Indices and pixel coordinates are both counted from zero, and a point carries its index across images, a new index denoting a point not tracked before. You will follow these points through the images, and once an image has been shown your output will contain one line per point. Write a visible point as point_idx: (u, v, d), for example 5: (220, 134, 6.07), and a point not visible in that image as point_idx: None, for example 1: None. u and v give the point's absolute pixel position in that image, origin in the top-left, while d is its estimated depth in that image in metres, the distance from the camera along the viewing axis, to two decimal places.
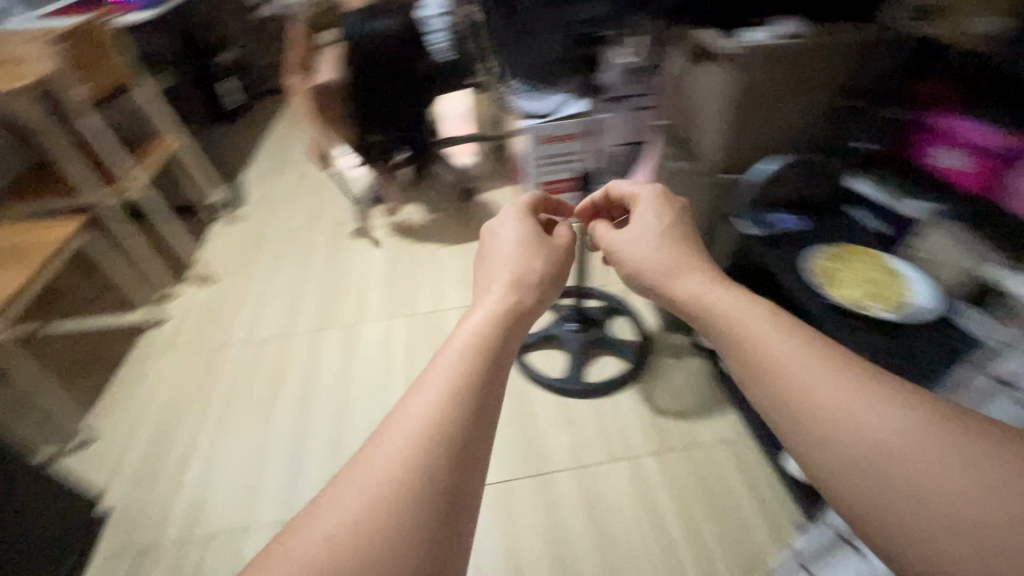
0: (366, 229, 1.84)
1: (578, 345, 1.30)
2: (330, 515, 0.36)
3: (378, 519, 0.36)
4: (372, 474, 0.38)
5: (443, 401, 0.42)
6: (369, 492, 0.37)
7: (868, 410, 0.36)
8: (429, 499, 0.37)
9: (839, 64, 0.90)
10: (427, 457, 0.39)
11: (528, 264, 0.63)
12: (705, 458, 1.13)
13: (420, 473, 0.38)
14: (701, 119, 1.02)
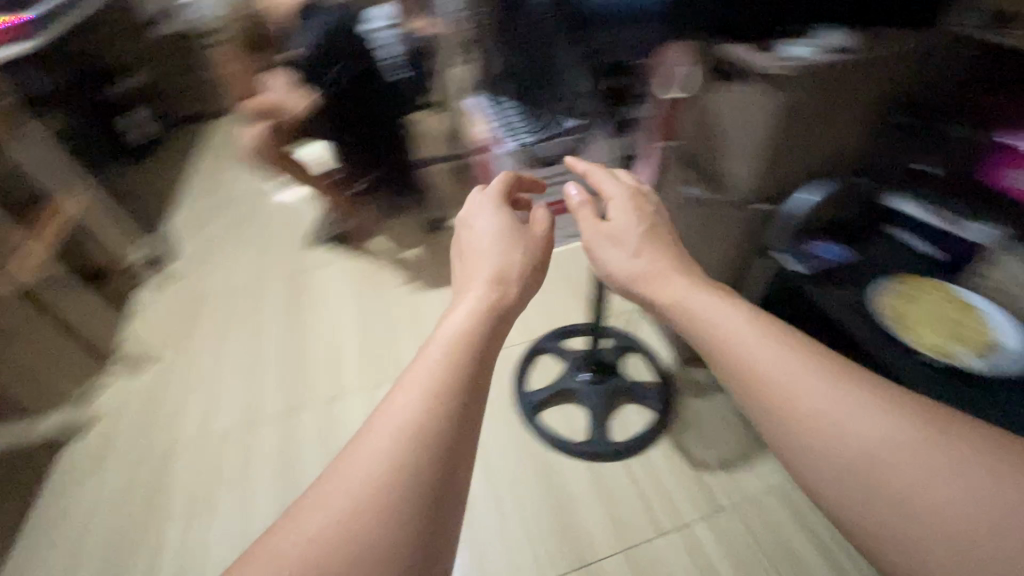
0: (326, 279, 1.61)
1: (598, 399, 1.16)
2: (305, 536, 0.38)
3: (377, 506, 0.38)
4: (338, 499, 0.39)
5: (408, 437, 0.41)
6: (348, 523, 0.38)
7: (857, 420, 0.39)
8: (385, 534, 0.38)
9: (890, 77, 0.80)
10: (401, 481, 0.40)
11: (506, 256, 0.61)
12: (758, 516, 1.02)
13: (385, 494, 0.39)
14: (731, 147, 0.89)
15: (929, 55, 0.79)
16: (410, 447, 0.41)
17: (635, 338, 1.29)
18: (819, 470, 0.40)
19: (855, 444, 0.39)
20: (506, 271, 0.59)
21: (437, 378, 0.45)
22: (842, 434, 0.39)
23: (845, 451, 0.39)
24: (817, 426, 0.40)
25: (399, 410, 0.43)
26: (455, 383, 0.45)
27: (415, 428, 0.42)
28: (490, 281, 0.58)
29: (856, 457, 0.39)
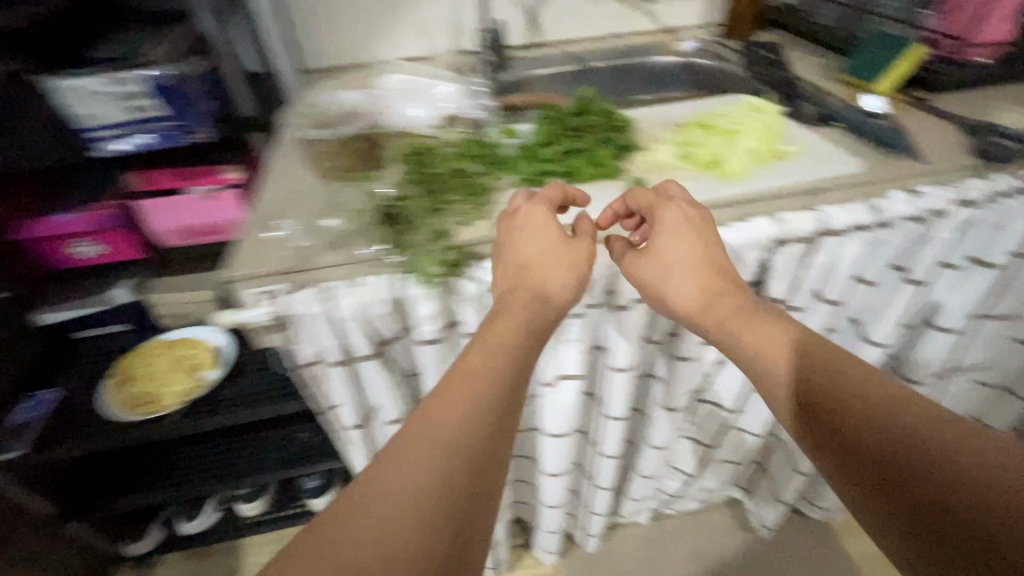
0: None
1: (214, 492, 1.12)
2: (379, 493, 0.42)
3: (404, 510, 0.41)
4: (444, 437, 0.46)
5: (487, 369, 0.51)
6: (421, 473, 0.44)
7: (871, 391, 0.47)
8: (457, 466, 0.45)
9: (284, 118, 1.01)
10: (458, 432, 0.46)
11: (560, 265, 0.58)
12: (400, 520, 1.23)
13: (472, 432, 0.47)
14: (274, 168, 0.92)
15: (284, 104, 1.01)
16: (482, 394, 0.49)
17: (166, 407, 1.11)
18: (745, 366, 0.55)
19: (772, 362, 0.52)
20: (556, 278, 0.57)
21: (508, 325, 0.54)
22: (745, 348, 0.54)
23: (751, 352, 0.54)
24: (749, 344, 0.54)
25: (488, 365, 0.51)
26: (474, 409, 0.48)
27: (476, 384, 0.50)
28: (542, 286, 0.58)
29: (764, 363, 0.53)
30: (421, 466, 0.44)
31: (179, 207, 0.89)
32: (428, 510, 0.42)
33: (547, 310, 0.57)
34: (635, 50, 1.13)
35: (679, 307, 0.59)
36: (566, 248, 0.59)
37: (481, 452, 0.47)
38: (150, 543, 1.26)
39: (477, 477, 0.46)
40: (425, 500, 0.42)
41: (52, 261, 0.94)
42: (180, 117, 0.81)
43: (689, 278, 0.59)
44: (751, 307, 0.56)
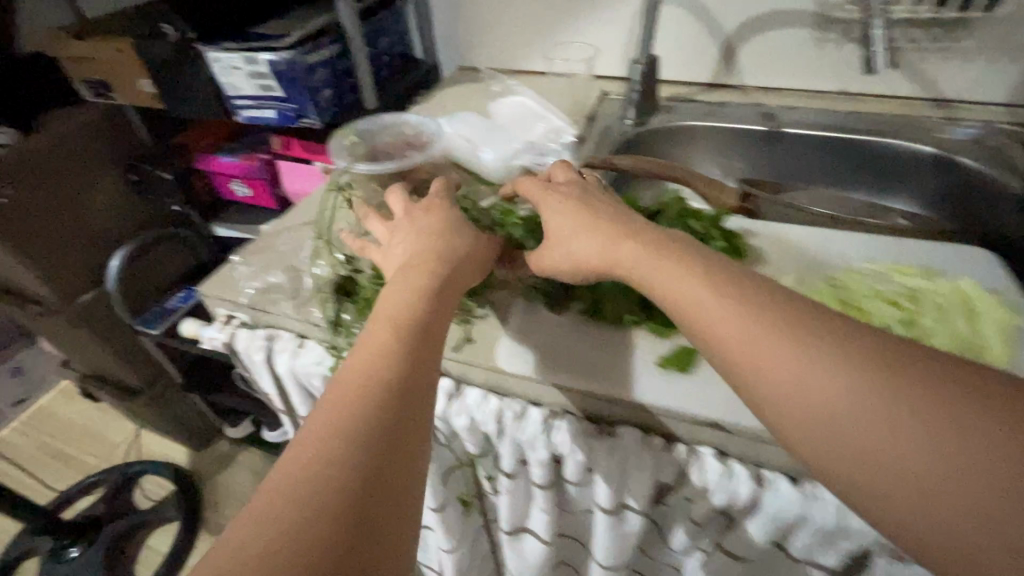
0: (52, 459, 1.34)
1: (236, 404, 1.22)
2: (242, 530, 0.27)
3: (323, 484, 0.29)
4: (332, 434, 0.31)
5: (396, 335, 0.37)
6: (298, 484, 0.28)
7: (840, 386, 0.28)
8: (354, 460, 0.30)
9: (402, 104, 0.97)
10: (350, 421, 0.31)
11: (454, 241, 0.45)
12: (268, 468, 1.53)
13: (373, 404, 0.32)
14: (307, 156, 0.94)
15: (408, 91, 0.99)
16: (397, 345, 0.36)
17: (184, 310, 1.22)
18: (882, 487, 0.26)
19: (912, 451, 0.26)
20: (452, 248, 0.44)
21: (402, 306, 0.39)
22: (859, 427, 0.27)
23: (871, 450, 0.27)
24: (794, 404, 0.29)
25: (381, 335, 0.37)
26: (382, 365, 0.35)
27: (378, 356, 0.35)
28: (427, 263, 0.43)
29: (917, 475, 0.25)
30: (298, 478, 0.29)
31: (307, 173, 1.02)
32: (320, 526, 0.27)
33: (449, 283, 0.42)
34: (864, 121, 0.78)
35: (761, 380, 0.30)
36: (452, 220, 0.47)
37: (390, 425, 0.32)
38: (241, 432, 1.46)
39: (390, 460, 0.31)
40: (320, 519, 0.27)
41: (217, 185, 1.16)
42: (298, 104, 0.83)
43: (693, 289, 0.35)
44: (796, 313, 0.31)
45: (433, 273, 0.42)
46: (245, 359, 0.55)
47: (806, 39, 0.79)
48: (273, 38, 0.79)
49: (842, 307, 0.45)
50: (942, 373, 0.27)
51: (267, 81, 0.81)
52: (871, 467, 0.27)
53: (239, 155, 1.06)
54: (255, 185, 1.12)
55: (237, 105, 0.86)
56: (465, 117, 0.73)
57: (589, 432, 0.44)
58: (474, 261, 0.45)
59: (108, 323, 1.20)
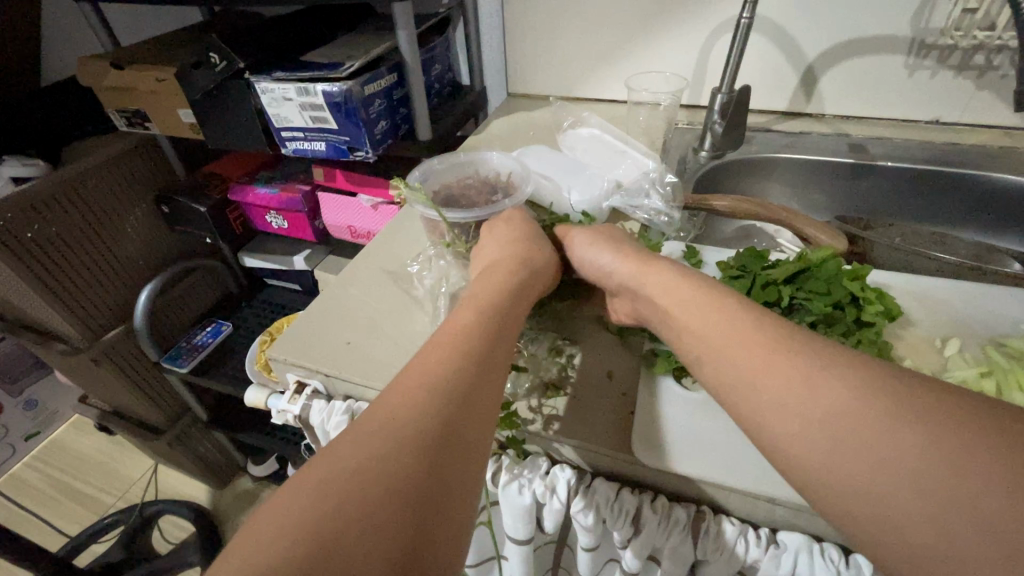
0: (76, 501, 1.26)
1: (266, 440, 1.16)
2: (300, 491, 0.26)
3: (389, 454, 0.28)
4: (403, 411, 0.30)
5: (475, 325, 0.36)
6: (365, 458, 0.28)
7: (837, 398, 0.28)
8: (421, 444, 0.29)
9: (453, 129, 0.92)
10: (424, 403, 0.31)
11: (533, 252, 0.45)
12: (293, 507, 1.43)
13: (450, 391, 0.31)
14: (366, 188, 0.93)
15: (460, 119, 0.94)
16: (476, 337, 0.35)
17: (211, 342, 1.15)
18: (889, 510, 0.25)
19: (914, 472, 0.25)
20: (536, 255, 0.44)
21: (482, 298, 0.39)
22: (867, 447, 0.26)
23: (876, 468, 0.26)
24: (802, 413, 0.29)
25: (461, 324, 0.36)
26: (458, 354, 0.34)
27: (458, 340, 0.35)
28: (505, 268, 0.43)
29: (916, 496, 0.25)
30: (367, 448, 0.28)
31: (352, 207, 0.97)
32: (381, 505, 0.26)
33: (522, 288, 0.41)
34: (963, 153, 0.72)
35: (767, 388, 0.30)
36: (528, 232, 0.47)
37: (464, 415, 0.31)
38: (267, 469, 1.39)
39: (453, 455, 0.30)
40: (384, 497, 0.26)
41: (253, 217, 1.12)
42: (352, 136, 0.77)
43: (718, 306, 0.35)
44: (808, 340, 0.31)
45: (512, 275, 0.41)
46: (318, 427, 0.49)
47: (898, 66, 0.74)
48: (329, 67, 0.73)
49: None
50: (951, 408, 0.26)
51: (319, 116, 0.76)
52: (877, 487, 0.26)
53: (276, 186, 1.01)
54: (287, 215, 1.06)
55: (283, 134, 0.82)
56: (539, 151, 0.68)
57: (746, 535, 0.38)
58: (548, 270, 0.44)
59: (134, 359, 1.13)
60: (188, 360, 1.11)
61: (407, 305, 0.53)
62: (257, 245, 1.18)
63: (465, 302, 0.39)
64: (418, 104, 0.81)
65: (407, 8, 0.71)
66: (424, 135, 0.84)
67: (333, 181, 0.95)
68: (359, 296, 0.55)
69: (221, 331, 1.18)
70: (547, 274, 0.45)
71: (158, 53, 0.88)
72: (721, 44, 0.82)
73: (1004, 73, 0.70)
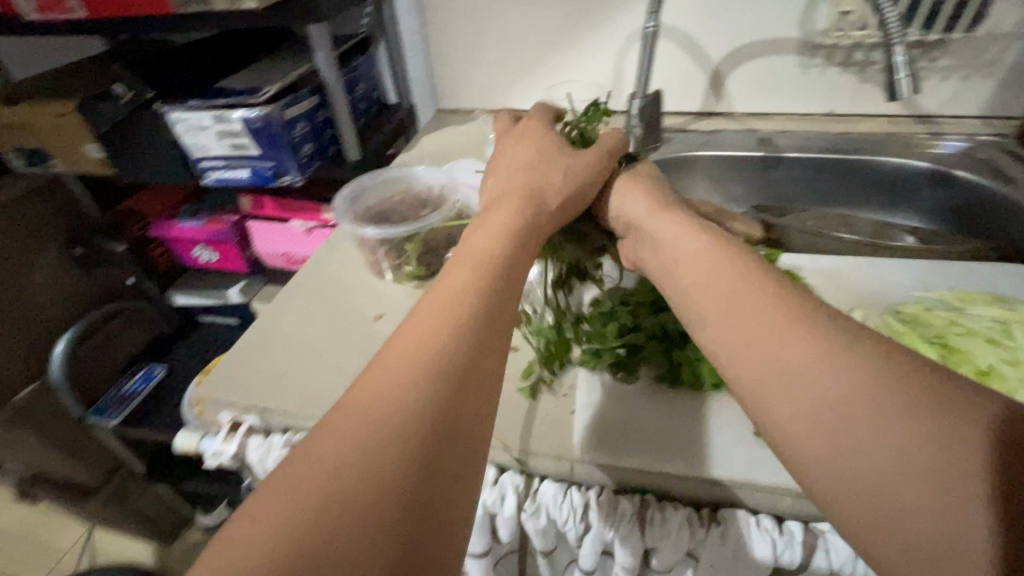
0: None
1: (214, 486, 1.09)
2: None
3: (375, 444, 0.24)
4: (394, 390, 0.26)
5: (476, 280, 0.32)
6: (349, 446, 0.24)
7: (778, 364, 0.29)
8: (411, 432, 0.25)
9: (384, 146, 0.91)
10: (419, 379, 0.27)
11: (547, 187, 0.42)
12: None
13: (449, 366, 0.27)
14: (298, 214, 0.91)
15: (391, 137, 0.95)
16: (478, 298, 0.31)
17: (145, 385, 1.08)
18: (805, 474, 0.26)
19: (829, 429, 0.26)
20: (549, 190, 0.42)
21: (485, 247, 0.35)
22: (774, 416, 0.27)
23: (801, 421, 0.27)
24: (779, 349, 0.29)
25: (462, 280, 0.32)
26: (459, 319, 0.30)
27: (459, 301, 0.31)
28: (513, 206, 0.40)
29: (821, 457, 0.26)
30: (351, 434, 0.24)
31: (285, 234, 0.95)
32: (363, 509, 0.22)
33: (527, 230, 0.38)
34: (858, 141, 0.79)
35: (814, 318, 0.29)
36: (544, 166, 0.44)
37: (467, 393, 0.27)
38: (216, 519, 1.30)
39: (450, 447, 0.25)
40: (376, 498, 0.23)
41: (181, 255, 1.07)
42: (276, 161, 0.75)
43: (729, 263, 0.34)
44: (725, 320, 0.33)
45: (518, 222, 0.38)
46: (257, 467, 0.47)
47: (792, 65, 0.81)
48: (245, 92, 0.71)
49: (934, 349, 0.42)
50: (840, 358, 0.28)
51: (241, 144, 0.74)
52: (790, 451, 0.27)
53: (200, 220, 0.97)
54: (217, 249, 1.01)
55: (204, 164, 0.78)
56: (468, 164, 0.68)
57: (694, 523, 0.39)
58: (556, 208, 0.42)
59: (55, 418, 1.05)
60: (123, 411, 1.05)
61: (343, 328, 0.52)
62: (190, 283, 1.13)
63: (481, 234, 0.37)
64: (343, 127, 0.80)
65: (323, 29, 0.70)
66: (353, 156, 0.83)
67: (263, 210, 0.93)
68: (292, 325, 0.53)
69: (155, 373, 1.11)
70: (560, 207, 0.42)
71: (53, 87, 0.83)
72: (634, 52, 0.86)
73: (880, 68, 0.78)
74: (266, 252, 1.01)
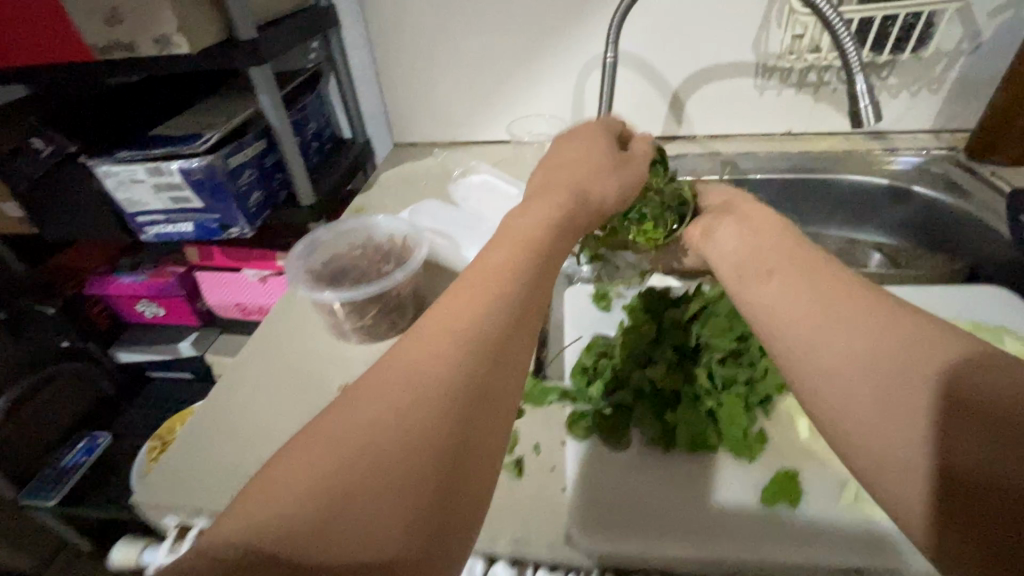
0: None
1: None
2: None
3: (401, 423, 0.25)
4: (429, 371, 0.27)
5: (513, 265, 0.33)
6: (382, 422, 0.25)
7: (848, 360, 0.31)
8: (436, 424, 0.25)
9: (340, 185, 0.87)
10: (451, 359, 0.27)
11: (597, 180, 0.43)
12: None
13: (480, 350, 0.28)
14: (250, 262, 0.85)
15: (348, 174, 0.90)
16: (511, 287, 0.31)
17: (87, 457, 0.99)
18: None
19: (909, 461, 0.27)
20: (598, 189, 0.43)
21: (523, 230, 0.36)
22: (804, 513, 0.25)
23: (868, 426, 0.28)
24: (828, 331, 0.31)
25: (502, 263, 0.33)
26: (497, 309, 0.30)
27: (495, 288, 0.31)
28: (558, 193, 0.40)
29: None
30: (384, 400, 0.26)
31: (237, 283, 0.89)
32: (387, 487, 0.23)
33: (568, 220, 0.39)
34: (817, 159, 0.80)
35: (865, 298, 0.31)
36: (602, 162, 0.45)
37: (495, 376, 0.28)
38: None
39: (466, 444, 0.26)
40: (399, 470, 0.24)
41: (123, 310, 0.99)
42: (222, 212, 0.70)
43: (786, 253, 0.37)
44: None
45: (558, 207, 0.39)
46: None
47: (750, 88, 0.81)
48: (183, 141, 0.66)
49: None
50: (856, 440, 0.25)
51: (182, 196, 0.68)
52: None
53: (141, 274, 0.89)
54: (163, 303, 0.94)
55: (140, 218, 0.72)
56: (431, 206, 0.65)
57: None
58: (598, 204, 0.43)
59: None
60: (62, 489, 0.94)
61: (303, 401, 0.48)
62: (135, 339, 1.05)
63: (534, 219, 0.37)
64: (295, 170, 0.74)
65: (267, 72, 0.66)
66: (307, 199, 0.78)
67: (211, 260, 0.86)
68: (245, 402, 0.48)
69: (96, 442, 1.01)
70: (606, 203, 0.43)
71: None
72: (593, 79, 0.85)
73: (834, 88, 0.79)
74: (217, 302, 0.94)
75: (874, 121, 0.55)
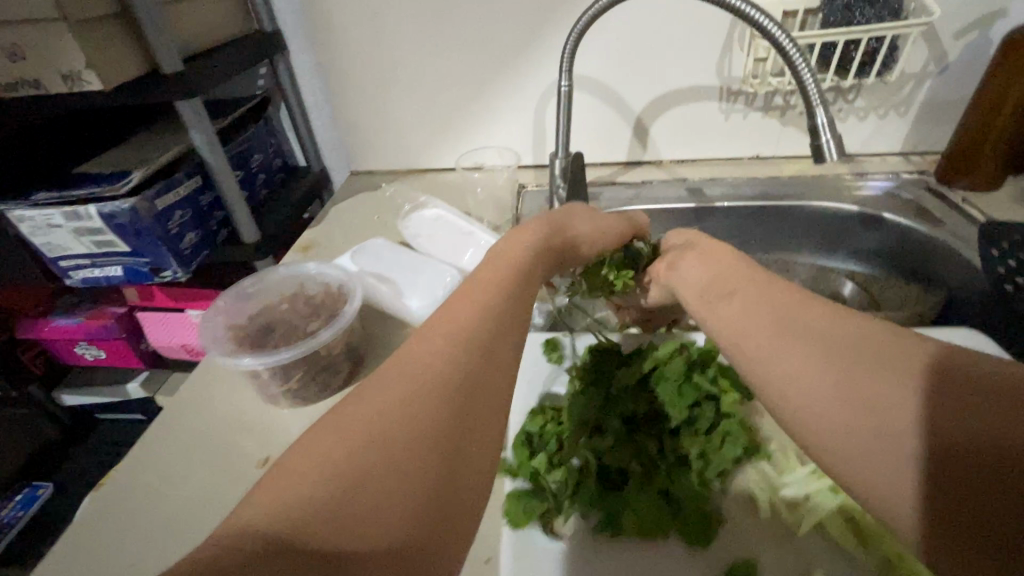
0: None
1: None
2: None
3: (414, 419, 0.27)
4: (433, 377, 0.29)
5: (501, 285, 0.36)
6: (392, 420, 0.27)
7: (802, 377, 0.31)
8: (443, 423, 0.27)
9: (290, 218, 0.82)
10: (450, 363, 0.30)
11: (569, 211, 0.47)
12: None
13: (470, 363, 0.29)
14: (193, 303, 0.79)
15: (300, 205, 0.85)
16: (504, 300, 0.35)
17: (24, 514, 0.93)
18: None
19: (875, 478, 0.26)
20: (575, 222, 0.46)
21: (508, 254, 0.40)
22: None
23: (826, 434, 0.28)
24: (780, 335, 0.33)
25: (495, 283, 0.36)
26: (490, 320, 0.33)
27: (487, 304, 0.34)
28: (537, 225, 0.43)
29: None
30: (387, 399, 0.28)
31: (182, 324, 0.83)
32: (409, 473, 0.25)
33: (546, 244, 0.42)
34: (786, 185, 0.77)
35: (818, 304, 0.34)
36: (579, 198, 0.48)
37: (487, 378, 0.30)
38: None
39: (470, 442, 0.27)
40: (411, 462, 0.25)
41: (61, 353, 0.92)
42: (151, 256, 0.65)
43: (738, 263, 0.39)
44: None
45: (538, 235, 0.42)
46: None
47: (714, 112, 0.78)
48: (106, 180, 0.61)
49: None
50: None
51: (106, 240, 0.63)
52: None
53: (77, 317, 0.84)
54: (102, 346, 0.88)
55: (64, 263, 0.66)
56: (377, 246, 0.60)
57: None
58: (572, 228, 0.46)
59: None
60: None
61: (216, 481, 0.43)
62: (78, 381, 0.99)
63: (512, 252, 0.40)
64: (234, 208, 0.69)
65: (195, 106, 0.60)
66: (251, 236, 0.72)
67: (152, 301, 0.81)
68: (151, 486, 0.43)
69: (35, 496, 0.95)
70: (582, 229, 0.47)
71: None
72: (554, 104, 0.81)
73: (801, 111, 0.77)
74: (162, 343, 0.88)
75: (837, 156, 0.52)
